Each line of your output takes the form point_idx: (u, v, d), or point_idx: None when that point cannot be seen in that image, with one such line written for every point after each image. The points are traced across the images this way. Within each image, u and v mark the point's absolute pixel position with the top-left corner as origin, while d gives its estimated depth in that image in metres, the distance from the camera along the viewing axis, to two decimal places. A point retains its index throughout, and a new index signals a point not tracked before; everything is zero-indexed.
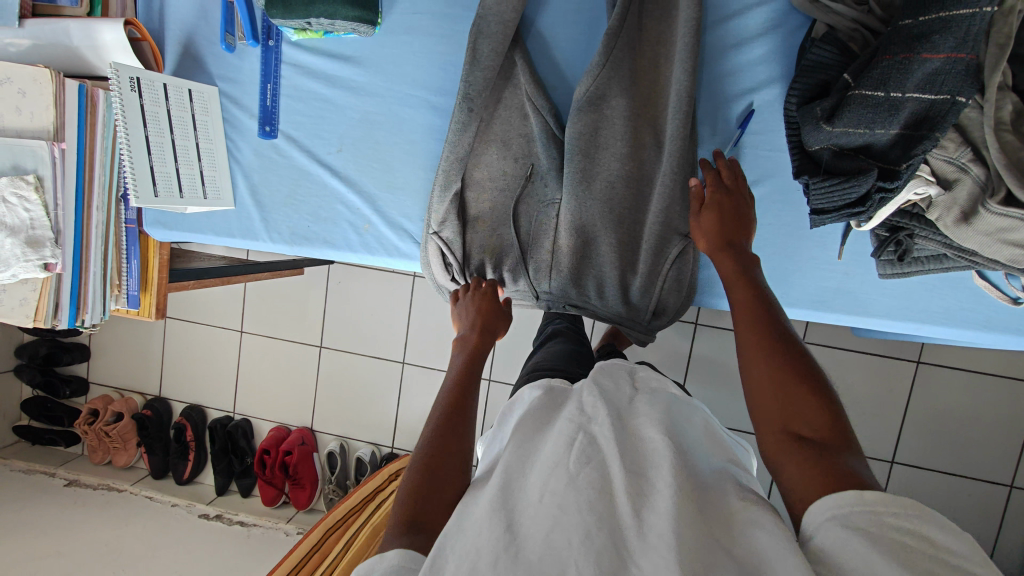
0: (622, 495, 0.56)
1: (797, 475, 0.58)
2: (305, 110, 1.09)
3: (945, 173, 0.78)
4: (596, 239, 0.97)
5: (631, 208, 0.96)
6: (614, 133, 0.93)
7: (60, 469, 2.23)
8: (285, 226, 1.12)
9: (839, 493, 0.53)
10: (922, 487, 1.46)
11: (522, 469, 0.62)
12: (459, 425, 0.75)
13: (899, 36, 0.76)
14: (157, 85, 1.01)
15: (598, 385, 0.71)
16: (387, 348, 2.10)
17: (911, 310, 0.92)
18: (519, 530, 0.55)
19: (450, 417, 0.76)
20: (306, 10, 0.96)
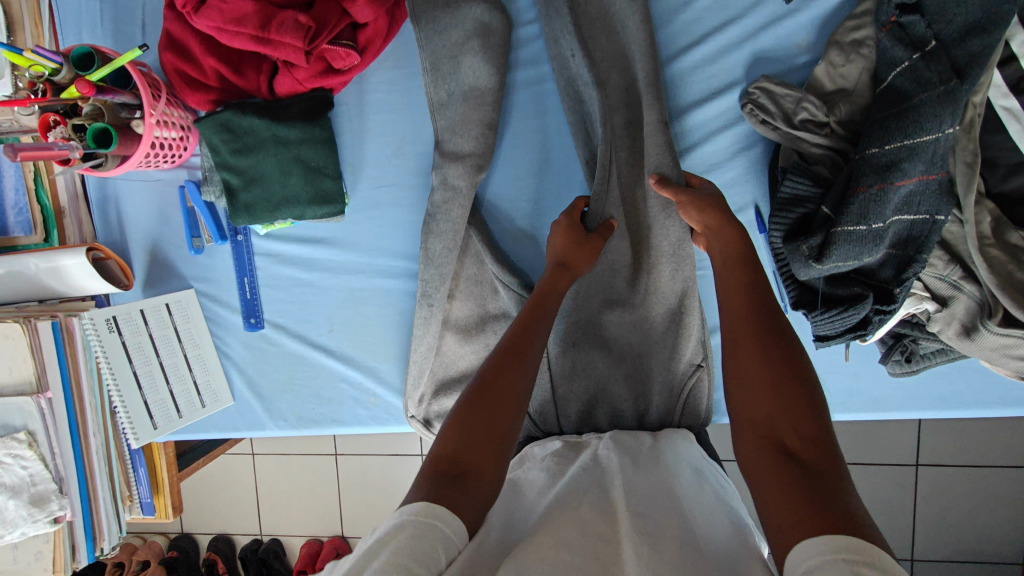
0: (636, 526, 0.56)
1: (768, 496, 0.55)
2: (287, 297, 1.07)
3: (939, 290, 0.79)
4: (603, 379, 0.96)
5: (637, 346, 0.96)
6: (617, 276, 0.96)
7: None
8: (290, 411, 1.11)
9: (818, 532, 0.48)
10: None
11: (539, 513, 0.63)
12: (520, 372, 0.69)
13: (868, 167, 0.78)
14: (134, 313, 0.98)
15: (614, 445, 0.78)
16: (403, 447, 2.07)
17: (926, 399, 0.93)
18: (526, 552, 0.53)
19: (504, 365, 0.69)
20: (272, 214, 0.93)
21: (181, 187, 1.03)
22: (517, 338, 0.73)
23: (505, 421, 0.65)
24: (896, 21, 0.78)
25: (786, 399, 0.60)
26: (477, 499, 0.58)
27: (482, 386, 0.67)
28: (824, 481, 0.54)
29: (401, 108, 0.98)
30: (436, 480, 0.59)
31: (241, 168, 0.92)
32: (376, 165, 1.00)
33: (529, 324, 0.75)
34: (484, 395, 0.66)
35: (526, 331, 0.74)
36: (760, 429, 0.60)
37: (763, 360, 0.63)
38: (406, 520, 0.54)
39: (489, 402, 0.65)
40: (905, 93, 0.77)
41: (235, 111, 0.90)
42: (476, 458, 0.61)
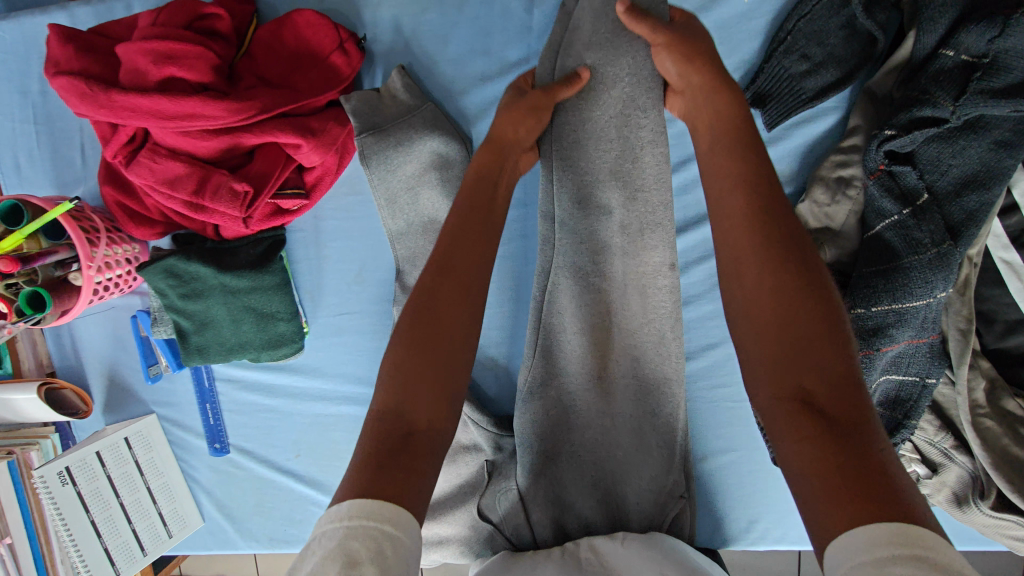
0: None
1: (797, 454, 0.42)
2: (252, 422, 1.03)
3: (929, 454, 0.74)
4: (576, 503, 0.89)
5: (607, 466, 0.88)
6: (578, 398, 0.87)
7: None
8: (261, 532, 1.07)
9: (873, 527, 0.36)
10: None
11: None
12: (452, 300, 0.56)
13: (852, 328, 0.72)
14: (89, 457, 0.94)
15: (590, 542, 0.79)
16: None
17: None
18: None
19: (429, 296, 0.56)
20: (226, 357, 0.89)
21: (133, 317, 0.98)
22: (443, 260, 0.59)
23: (443, 367, 0.54)
24: (885, 169, 0.71)
25: (806, 332, 0.45)
26: (428, 467, 0.49)
27: (407, 332, 0.54)
28: (850, 432, 0.41)
29: (359, 235, 0.92)
30: (370, 456, 0.48)
31: (191, 312, 0.88)
32: (335, 292, 0.95)
33: (461, 234, 0.61)
34: (412, 341, 0.54)
35: (457, 255, 0.60)
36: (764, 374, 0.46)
37: (769, 276, 0.48)
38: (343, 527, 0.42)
39: (419, 352, 0.53)
40: (894, 250, 0.71)
41: (180, 256, 0.85)
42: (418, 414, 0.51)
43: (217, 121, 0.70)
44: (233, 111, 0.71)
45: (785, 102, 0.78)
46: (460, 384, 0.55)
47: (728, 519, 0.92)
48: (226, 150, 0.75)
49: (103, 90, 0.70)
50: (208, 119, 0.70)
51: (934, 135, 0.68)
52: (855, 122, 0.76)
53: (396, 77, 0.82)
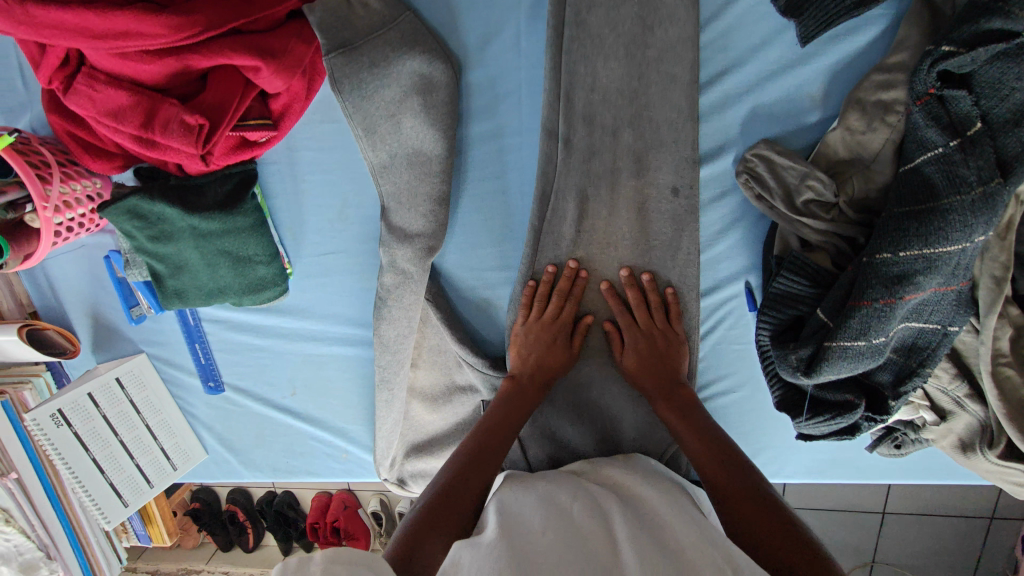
0: (621, 538, 0.58)
1: None
2: (244, 362, 1.01)
3: (941, 401, 0.71)
4: (573, 438, 0.89)
5: (602, 405, 0.89)
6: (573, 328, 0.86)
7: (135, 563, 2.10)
8: (265, 463, 1.10)
9: None
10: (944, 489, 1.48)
11: (524, 501, 0.65)
12: (488, 466, 0.70)
13: (876, 275, 0.66)
14: (82, 399, 0.93)
15: (592, 463, 0.79)
16: None
17: (911, 470, 0.88)
18: (510, 552, 0.54)
19: (472, 467, 0.70)
20: (207, 301, 0.85)
21: (106, 257, 0.93)
22: (490, 419, 0.77)
23: (469, 504, 0.66)
24: (936, 93, 0.61)
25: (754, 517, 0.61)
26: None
27: (444, 488, 0.66)
28: (801, 537, 0.58)
29: (339, 168, 0.84)
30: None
31: (164, 255, 0.82)
32: (317, 230, 0.88)
33: (493, 427, 0.75)
34: (449, 492, 0.66)
35: (491, 430, 0.75)
36: (748, 523, 0.61)
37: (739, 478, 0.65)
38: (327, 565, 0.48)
39: (455, 496, 0.66)
40: (932, 187, 0.63)
41: (142, 195, 0.77)
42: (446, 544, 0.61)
43: (156, 40, 0.61)
44: (174, 29, 0.61)
45: (824, 10, 0.65)
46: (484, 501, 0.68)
47: None
48: (174, 75, 0.66)
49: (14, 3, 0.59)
50: (147, 38, 0.61)
51: (999, 52, 0.58)
52: (905, 34, 0.65)
53: None
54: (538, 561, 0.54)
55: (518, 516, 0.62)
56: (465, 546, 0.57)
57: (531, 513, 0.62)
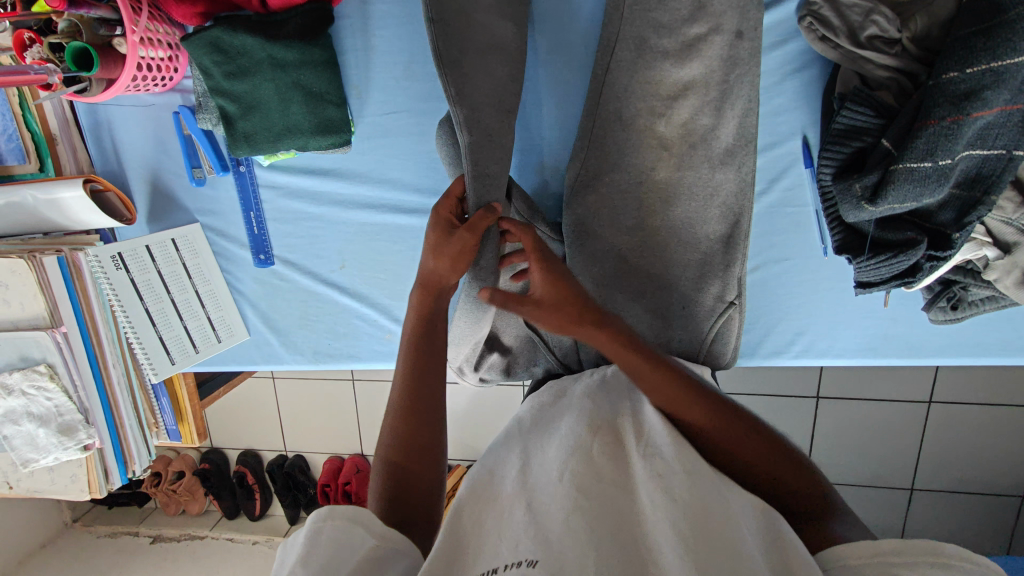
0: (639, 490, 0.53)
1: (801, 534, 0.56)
2: (296, 232, 1.02)
3: (1004, 235, 0.72)
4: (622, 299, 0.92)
5: (656, 278, 0.91)
6: (629, 187, 0.89)
7: (142, 526, 2.04)
8: (306, 346, 1.10)
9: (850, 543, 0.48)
10: (964, 430, 1.49)
11: (543, 454, 0.60)
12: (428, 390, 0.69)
13: (941, 95, 0.68)
14: (139, 250, 0.95)
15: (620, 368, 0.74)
16: None
17: (965, 345, 0.88)
18: (529, 517, 0.50)
19: (411, 402, 0.68)
20: (274, 144, 0.87)
21: (175, 113, 0.96)
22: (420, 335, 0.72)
23: (434, 453, 0.66)
24: None
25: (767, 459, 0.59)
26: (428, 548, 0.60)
27: (402, 439, 0.66)
28: (796, 461, 0.59)
29: (409, 24, 0.88)
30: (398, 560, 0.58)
31: (238, 94, 0.85)
32: (382, 88, 0.91)
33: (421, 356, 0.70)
34: (410, 433, 0.66)
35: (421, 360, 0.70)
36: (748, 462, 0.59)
37: (734, 416, 0.60)
38: (317, 534, 0.50)
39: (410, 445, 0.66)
40: (998, 3, 0.64)
41: (225, 27, 0.80)
42: (420, 491, 0.63)
43: None
44: None
45: None
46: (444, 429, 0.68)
47: (774, 329, 0.93)
48: None
49: None
50: None
51: None
52: None
53: None
54: (553, 515, 0.49)
55: (534, 475, 0.57)
56: (487, 508, 0.55)
57: (551, 461, 0.57)
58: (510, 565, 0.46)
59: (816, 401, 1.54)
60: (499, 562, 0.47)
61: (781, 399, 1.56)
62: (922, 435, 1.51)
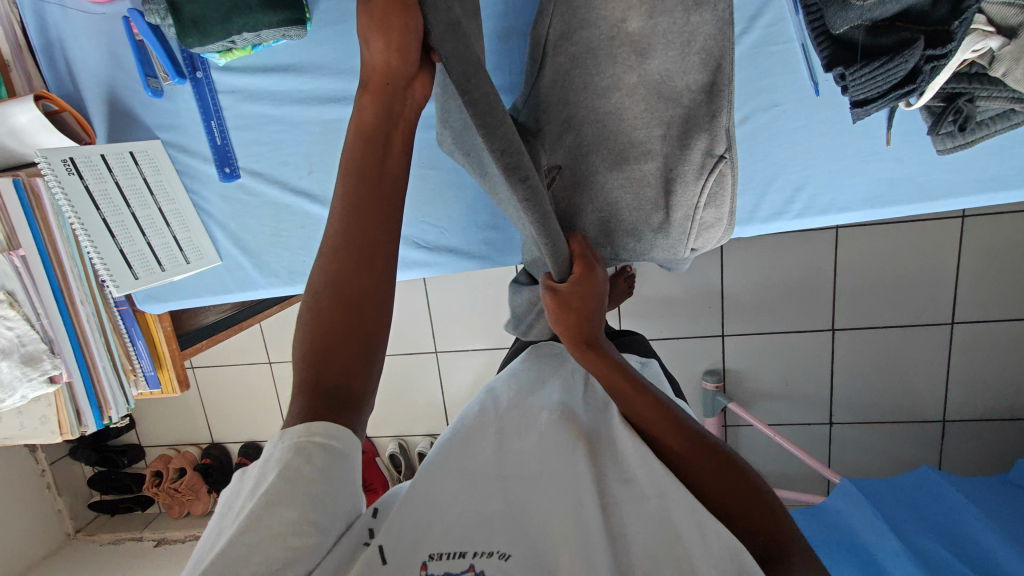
0: (618, 494, 0.57)
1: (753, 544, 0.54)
2: (260, 139, 0.98)
3: (1005, 19, 0.65)
4: (603, 179, 0.87)
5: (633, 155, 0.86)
6: (602, 45, 0.82)
7: (147, 531, 1.91)
8: (280, 266, 1.04)
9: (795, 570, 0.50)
10: (993, 333, 1.39)
11: (521, 437, 0.63)
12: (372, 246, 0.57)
13: None
14: (94, 158, 0.90)
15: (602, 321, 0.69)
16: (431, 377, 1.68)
17: (979, 180, 0.81)
18: (502, 505, 0.55)
19: (350, 258, 0.56)
20: (224, 26, 0.83)
21: (125, 18, 0.92)
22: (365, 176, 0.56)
23: (372, 326, 0.56)
24: None
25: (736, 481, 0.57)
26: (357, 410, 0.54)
27: (339, 292, 0.56)
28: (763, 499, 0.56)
29: None
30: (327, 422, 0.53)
31: None
32: None
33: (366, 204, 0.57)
34: (345, 297, 0.56)
35: (368, 210, 0.57)
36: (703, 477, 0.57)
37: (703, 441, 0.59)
38: (283, 456, 0.47)
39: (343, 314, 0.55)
40: None
41: None
42: (344, 378, 0.54)
43: None
44: None
45: None
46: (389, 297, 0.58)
47: (770, 187, 0.87)
48: None
49: None
50: None
51: None
52: None
53: None
54: (531, 511, 0.55)
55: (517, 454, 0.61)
56: (463, 485, 0.57)
57: (528, 452, 0.61)
58: (481, 554, 0.51)
59: (832, 334, 1.45)
60: (470, 547, 0.52)
61: (796, 333, 1.47)
62: (949, 343, 1.41)
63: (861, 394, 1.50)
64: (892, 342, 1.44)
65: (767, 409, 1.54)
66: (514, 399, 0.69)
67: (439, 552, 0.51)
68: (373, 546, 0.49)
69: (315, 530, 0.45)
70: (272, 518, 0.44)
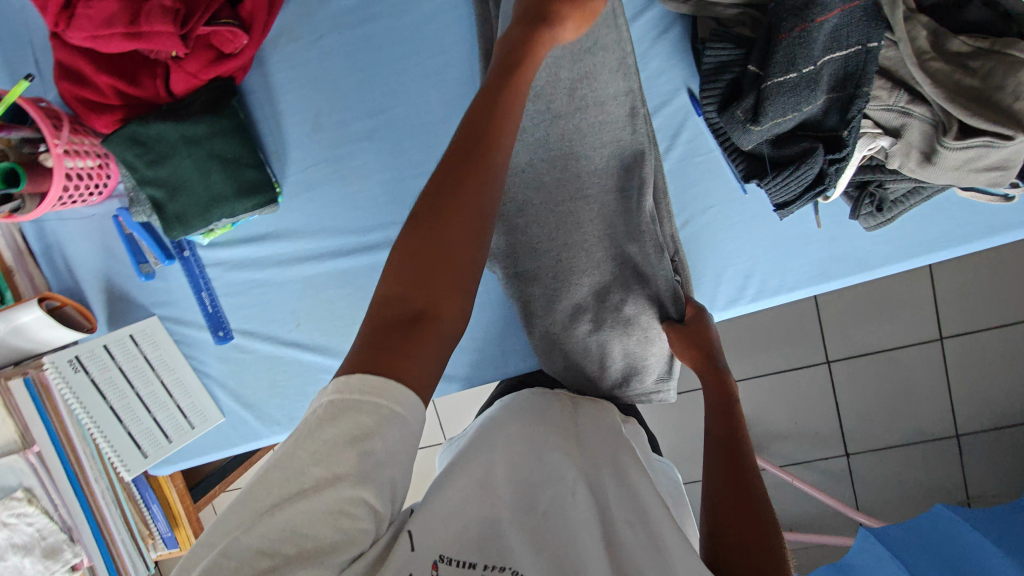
0: (625, 534, 0.53)
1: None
2: (248, 302, 1.05)
3: (890, 122, 0.74)
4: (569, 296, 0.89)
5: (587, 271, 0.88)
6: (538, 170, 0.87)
7: None
8: (281, 414, 1.09)
9: None
10: (980, 351, 1.42)
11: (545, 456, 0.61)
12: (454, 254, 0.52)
13: (785, 11, 0.72)
14: (97, 350, 0.97)
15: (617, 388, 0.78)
16: None
17: (909, 247, 0.88)
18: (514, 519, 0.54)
19: (419, 261, 0.52)
20: (204, 217, 0.91)
21: (115, 216, 1.01)
22: (443, 186, 0.54)
23: (450, 289, 0.52)
24: None
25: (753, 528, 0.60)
26: (436, 351, 0.50)
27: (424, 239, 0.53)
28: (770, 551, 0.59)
29: (309, 82, 0.95)
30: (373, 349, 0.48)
31: (162, 179, 0.90)
32: (298, 146, 0.97)
33: (445, 201, 0.54)
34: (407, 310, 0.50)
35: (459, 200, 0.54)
36: (717, 504, 0.64)
37: (729, 469, 0.67)
38: (341, 412, 0.45)
39: (402, 335, 0.49)
40: None
41: (139, 121, 0.87)
42: (431, 312, 0.51)
43: None
44: None
45: None
46: (452, 326, 0.52)
47: (721, 277, 0.93)
48: None
49: None
50: None
51: None
52: None
53: None
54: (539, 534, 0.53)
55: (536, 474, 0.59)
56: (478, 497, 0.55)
57: (545, 483, 0.58)
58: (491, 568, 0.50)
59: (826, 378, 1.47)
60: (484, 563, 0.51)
61: (789, 374, 1.49)
62: (941, 367, 1.44)
63: (868, 425, 1.49)
64: (887, 375, 1.46)
65: (779, 451, 1.52)
66: (522, 426, 0.65)
67: (451, 556, 0.50)
68: (402, 533, 0.50)
69: (368, 514, 0.44)
70: (314, 497, 0.43)
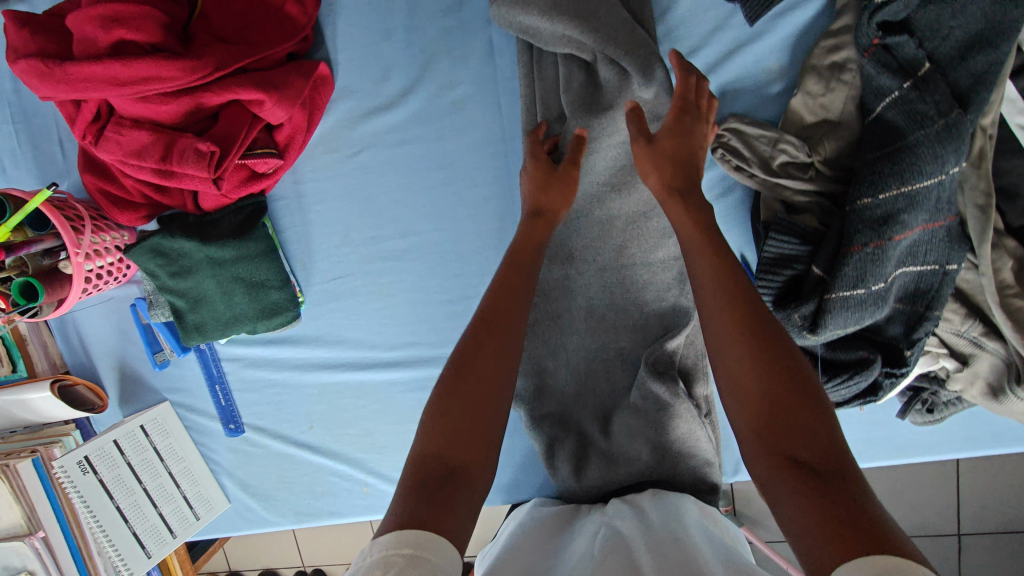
0: None
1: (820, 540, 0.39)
2: (262, 400, 1.03)
3: (957, 345, 0.69)
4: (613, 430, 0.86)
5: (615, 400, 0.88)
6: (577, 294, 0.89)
7: None
8: (287, 507, 1.08)
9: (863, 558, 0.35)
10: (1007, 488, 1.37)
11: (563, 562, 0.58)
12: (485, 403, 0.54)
13: (861, 221, 0.67)
14: (106, 446, 0.95)
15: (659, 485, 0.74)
16: None
17: (954, 441, 0.83)
18: None
19: (460, 411, 0.53)
20: (223, 332, 0.88)
21: (132, 306, 0.99)
22: (474, 346, 0.57)
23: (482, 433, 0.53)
24: (880, 43, 0.65)
25: (802, 422, 0.45)
26: (469, 500, 0.49)
27: (456, 372, 0.56)
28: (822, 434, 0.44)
29: (341, 195, 0.90)
30: (415, 506, 0.47)
31: (183, 291, 0.87)
32: (325, 257, 0.93)
33: (493, 325, 0.59)
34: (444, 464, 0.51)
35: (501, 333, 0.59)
36: (728, 370, 0.49)
37: (719, 273, 0.54)
38: (384, 559, 0.41)
39: (439, 487, 0.49)
40: (897, 129, 0.65)
41: (164, 234, 0.83)
42: (464, 457, 0.51)
43: (172, 83, 0.69)
44: (189, 71, 0.69)
45: None
46: (479, 488, 0.51)
47: None
48: (189, 116, 0.73)
49: (58, 64, 0.68)
50: (164, 80, 0.68)
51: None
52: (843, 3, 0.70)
53: (355, 43, 0.84)
54: None
55: (550, 564, 0.60)
56: None
57: None
58: None
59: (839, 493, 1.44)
60: None
61: None
62: None
63: None
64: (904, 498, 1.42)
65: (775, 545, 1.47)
66: (534, 550, 0.62)
67: None
68: None
69: None
70: None
